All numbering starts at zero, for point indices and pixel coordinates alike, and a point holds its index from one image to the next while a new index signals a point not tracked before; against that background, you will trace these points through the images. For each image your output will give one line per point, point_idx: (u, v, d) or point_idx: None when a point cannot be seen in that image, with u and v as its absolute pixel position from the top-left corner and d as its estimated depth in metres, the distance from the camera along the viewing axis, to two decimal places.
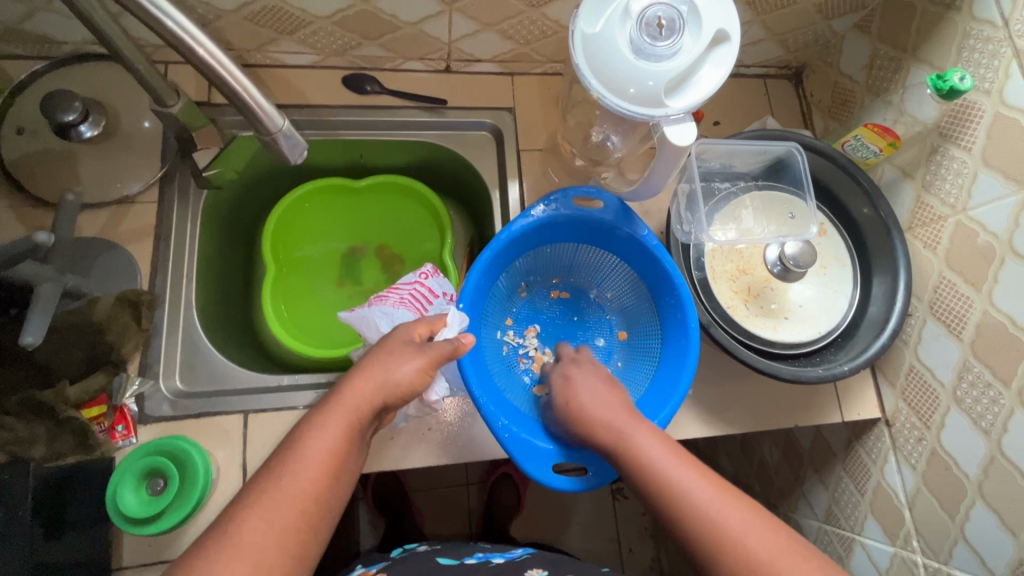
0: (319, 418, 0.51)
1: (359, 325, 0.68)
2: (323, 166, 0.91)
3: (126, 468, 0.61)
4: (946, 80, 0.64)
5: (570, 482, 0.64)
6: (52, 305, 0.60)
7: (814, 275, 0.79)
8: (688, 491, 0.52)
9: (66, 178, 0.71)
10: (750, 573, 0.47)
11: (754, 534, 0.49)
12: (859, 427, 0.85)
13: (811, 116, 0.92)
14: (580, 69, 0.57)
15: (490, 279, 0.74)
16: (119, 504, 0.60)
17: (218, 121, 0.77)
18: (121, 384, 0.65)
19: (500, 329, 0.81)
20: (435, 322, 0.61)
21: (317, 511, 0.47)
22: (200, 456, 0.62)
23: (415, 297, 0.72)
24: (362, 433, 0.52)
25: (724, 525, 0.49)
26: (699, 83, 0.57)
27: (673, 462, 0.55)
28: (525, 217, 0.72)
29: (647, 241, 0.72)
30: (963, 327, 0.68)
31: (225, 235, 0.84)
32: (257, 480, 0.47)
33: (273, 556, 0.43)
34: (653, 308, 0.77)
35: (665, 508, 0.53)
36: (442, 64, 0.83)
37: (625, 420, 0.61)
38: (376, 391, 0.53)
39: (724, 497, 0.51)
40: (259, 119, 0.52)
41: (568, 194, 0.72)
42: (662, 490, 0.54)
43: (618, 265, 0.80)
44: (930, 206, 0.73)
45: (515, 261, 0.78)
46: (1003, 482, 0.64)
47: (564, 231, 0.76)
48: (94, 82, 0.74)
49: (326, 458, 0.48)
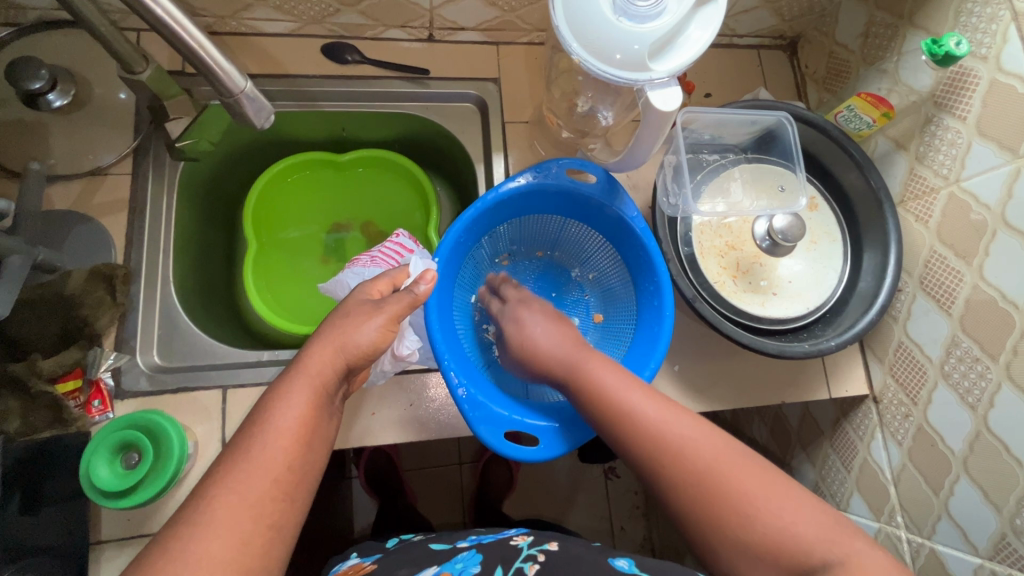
0: (283, 386, 0.50)
1: (333, 288, 0.70)
2: (304, 138, 0.89)
3: (116, 433, 0.59)
4: (941, 45, 0.62)
5: (520, 451, 0.64)
6: (20, 278, 0.58)
7: (803, 250, 0.77)
8: (640, 413, 0.55)
9: (37, 149, 0.69)
10: (713, 490, 0.49)
11: (716, 456, 0.51)
12: (846, 404, 0.85)
13: (805, 88, 0.90)
14: (562, 34, 0.55)
15: (470, 241, 0.73)
16: (94, 464, 0.58)
17: (194, 91, 0.75)
18: (95, 358, 0.64)
19: (475, 295, 0.80)
20: (395, 275, 0.61)
21: (292, 484, 0.46)
22: (177, 457, 0.60)
23: (386, 255, 0.72)
24: (329, 399, 0.51)
25: (672, 440, 0.52)
26: (686, 46, 0.55)
27: (628, 386, 0.57)
28: (513, 181, 0.70)
29: (631, 219, 0.71)
30: (953, 302, 0.67)
31: (203, 210, 0.82)
32: (227, 454, 0.46)
33: (247, 527, 0.42)
34: (633, 291, 0.76)
35: (618, 430, 0.55)
36: (424, 33, 0.80)
37: (577, 355, 0.63)
38: (337, 355, 0.52)
39: (672, 416, 0.54)
40: (221, 81, 0.51)
41: (559, 163, 0.70)
42: (615, 416, 0.56)
43: (603, 244, 0.78)
44: (923, 178, 0.71)
45: (499, 227, 0.77)
46: (988, 457, 0.63)
47: (551, 202, 0.75)
48: (62, 49, 0.72)
49: (295, 424, 0.47)
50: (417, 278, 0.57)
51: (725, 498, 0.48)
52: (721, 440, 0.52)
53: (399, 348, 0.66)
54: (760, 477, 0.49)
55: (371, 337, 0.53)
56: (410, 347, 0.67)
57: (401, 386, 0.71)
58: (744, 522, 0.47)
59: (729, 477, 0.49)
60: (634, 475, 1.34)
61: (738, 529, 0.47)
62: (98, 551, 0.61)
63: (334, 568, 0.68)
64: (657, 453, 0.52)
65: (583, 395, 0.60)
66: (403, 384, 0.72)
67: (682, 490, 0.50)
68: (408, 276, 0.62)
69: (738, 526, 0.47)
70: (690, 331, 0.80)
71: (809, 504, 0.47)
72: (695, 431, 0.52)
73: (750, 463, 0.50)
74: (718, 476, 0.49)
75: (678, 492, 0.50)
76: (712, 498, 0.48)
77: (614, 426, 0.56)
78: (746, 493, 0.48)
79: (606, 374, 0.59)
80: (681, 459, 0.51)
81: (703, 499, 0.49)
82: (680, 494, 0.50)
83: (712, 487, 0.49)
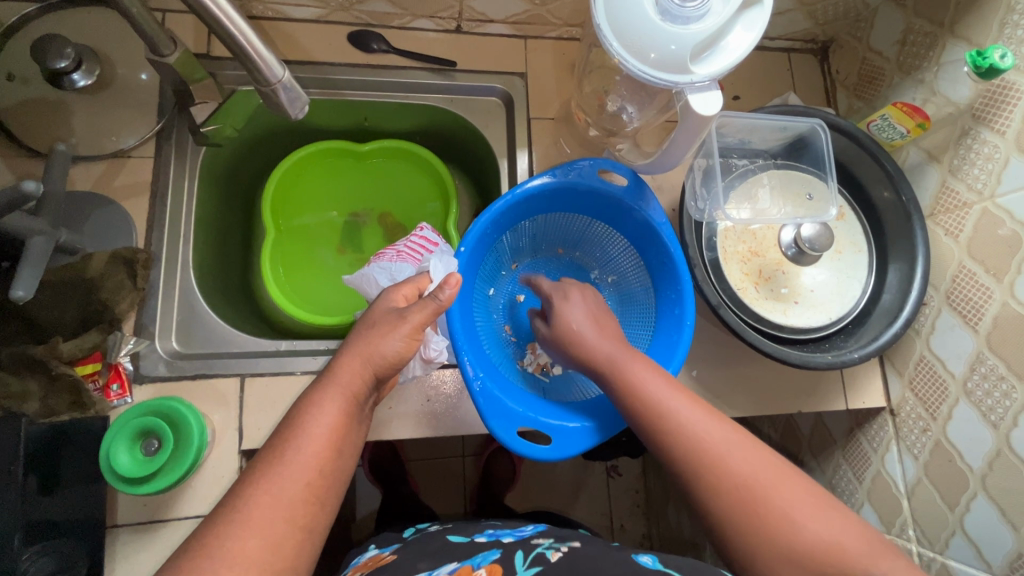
0: (315, 395, 0.50)
1: (360, 282, 0.70)
2: (326, 126, 0.88)
3: (149, 414, 0.60)
4: (986, 57, 0.61)
5: (533, 449, 0.63)
6: (43, 260, 0.58)
7: (828, 259, 0.76)
8: (680, 415, 0.55)
9: (59, 128, 0.68)
10: (747, 500, 0.49)
11: (753, 465, 0.51)
12: (862, 415, 0.84)
13: (834, 94, 0.88)
14: (601, 30, 0.53)
15: (494, 234, 0.72)
16: (121, 435, 0.59)
17: (218, 75, 0.74)
18: (115, 342, 0.64)
19: (494, 289, 0.80)
20: (420, 280, 0.60)
21: (323, 484, 0.46)
22: (187, 461, 0.59)
23: (411, 250, 0.71)
24: (359, 408, 0.52)
25: (723, 458, 0.51)
26: (726, 50, 0.54)
27: (675, 397, 0.56)
28: (544, 176, 0.69)
29: (659, 224, 0.70)
30: (980, 319, 0.66)
31: (222, 196, 0.81)
32: (261, 457, 0.47)
33: (282, 529, 0.43)
34: (652, 298, 0.75)
35: (656, 430, 0.55)
36: (452, 24, 0.79)
37: (621, 351, 0.62)
38: (367, 364, 0.52)
39: (713, 422, 0.54)
40: (259, 70, 0.51)
41: (594, 165, 0.70)
42: (665, 429, 0.55)
43: (626, 248, 0.77)
44: (956, 192, 0.70)
45: (522, 222, 0.76)
46: (1008, 476, 0.63)
47: (579, 202, 0.74)
48: (87, 28, 0.71)
49: (327, 432, 0.48)
50: (441, 284, 0.53)
51: (779, 520, 0.48)
52: (778, 464, 0.51)
53: (426, 352, 0.66)
54: (800, 491, 0.49)
55: (402, 343, 0.53)
56: (437, 350, 0.66)
57: (418, 381, 0.71)
58: (795, 540, 0.47)
59: (768, 484, 0.49)
60: (638, 475, 1.34)
61: (777, 530, 0.47)
62: (112, 534, 0.61)
63: (352, 561, 0.68)
64: (692, 452, 0.52)
65: (626, 400, 0.59)
66: (422, 379, 0.71)
67: (735, 508, 0.49)
68: (431, 282, 0.61)
69: (791, 547, 0.47)
70: (709, 336, 0.79)
71: (852, 523, 0.48)
72: (750, 450, 0.52)
73: (803, 489, 0.50)
74: (766, 490, 0.49)
75: (726, 509, 0.50)
76: (762, 516, 0.48)
77: (660, 434, 0.55)
78: (801, 514, 0.48)
79: (649, 378, 0.59)
80: (734, 481, 0.50)
81: (750, 518, 0.48)
82: (732, 513, 0.49)
83: (753, 493, 0.49)
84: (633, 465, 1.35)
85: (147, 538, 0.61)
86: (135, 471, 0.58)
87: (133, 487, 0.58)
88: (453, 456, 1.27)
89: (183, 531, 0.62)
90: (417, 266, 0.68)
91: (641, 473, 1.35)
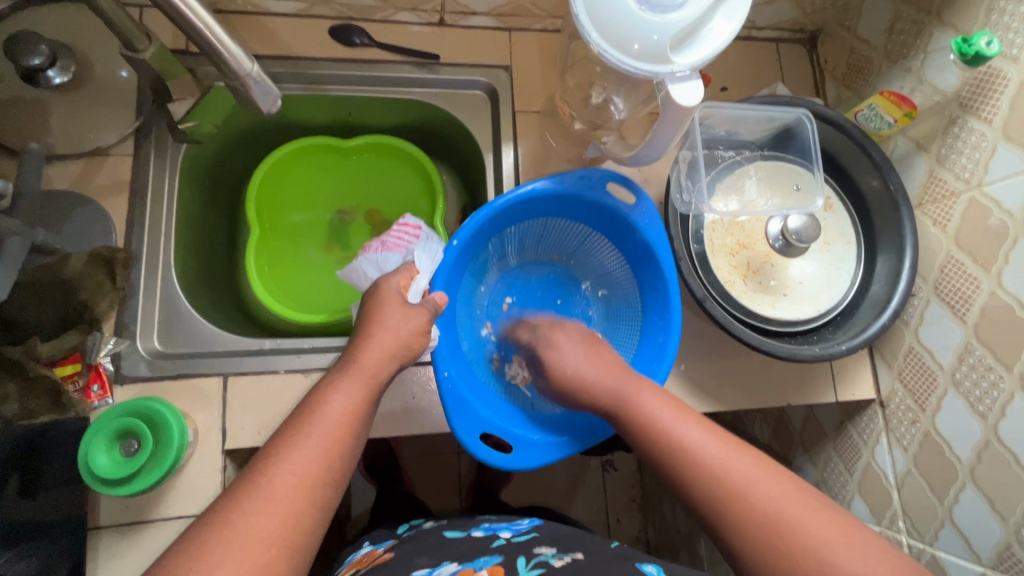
0: (336, 380, 0.50)
1: (351, 275, 0.69)
2: (307, 122, 0.87)
3: (128, 415, 0.59)
4: (972, 44, 0.60)
5: (493, 456, 0.62)
6: (19, 260, 0.57)
7: (817, 251, 0.76)
8: (698, 448, 0.52)
9: (36, 127, 0.67)
10: (771, 538, 0.45)
11: (779, 496, 0.47)
12: (852, 407, 0.84)
13: (823, 84, 0.88)
14: (580, 20, 0.53)
15: (488, 233, 0.72)
16: (100, 433, 0.58)
17: (197, 72, 0.73)
18: (95, 343, 0.63)
19: (483, 284, 0.79)
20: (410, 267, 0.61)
21: (339, 467, 0.46)
22: (158, 471, 0.58)
23: (396, 238, 0.69)
24: (379, 396, 0.52)
25: (745, 493, 0.48)
26: (707, 39, 0.53)
27: (686, 423, 0.54)
28: (546, 179, 0.69)
29: (658, 249, 0.69)
30: (968, 309, 0.66)
31: (204, 194, 0.80)
32: (279, 434, 0.47)
33: (300, 506, 0.42)
34: (639, 316, 0.75)
35: (673, 465, 0.52)
36: (435, 17, 0.78)
37: (626, 383, 0.60)
38: (393, 353, 0.53)
39: (732, 451, 0.51)
40: (227, 63, 0.50)
41: (603, 175, 0.69)
42: (682, 463, 0.52)
43: (619, 261, 0.76)
44: (944, 181, 0.69)
45: (519, 225, 0.75)
46: (996, 467, 0.63)
47: (578, 209, 0.73)
48: (63, 25, 0.70)
49: (345, 414, 0.48)
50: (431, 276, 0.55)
51: (811, 560, 0.43)
52: (801, 494, 0.48)
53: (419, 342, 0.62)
54: (835, 525, 0.45)
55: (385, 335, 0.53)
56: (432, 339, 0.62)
57: (403, 377, 0.71)
58: None
59: (794, 516, 0.46)
60: (633, 470, 1.34)
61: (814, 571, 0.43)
62: (94, 537, 0.60)
63: (346, 558, 0.68)
64: (711, 490, 0.49)
65: (639, 430, 0.56)
66: (407, 376, 0.71)
67: (762, 547, 0.45)
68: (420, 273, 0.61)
69: None
70: (700, 330, 0.78)
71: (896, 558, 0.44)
72: (773, 482, 0.48)
73: (832, 519, 0.46)
74: (792, 524, 0.45)
75: (753, 548, 0.46)
76: (792, 558, 0.44)
77: (674, 466, 0.52)
78: (833, 551, 0.43)
79: (660, 408, 0.57)
80: (762, 513, 0.46)
81: (780, 555, 0.44)
82: (759, 554, 0.45)
83: (773, 529, 0.45)
84: (629, 460, 1.34)
85: (132, 540, 0.60)
86: (109, 471, 0.57)
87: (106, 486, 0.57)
88: (448, 453, 1.27)
89: (166, 531, 0.61)
90: (404, 254, 0.66)
91: (637, 468, 1.34)
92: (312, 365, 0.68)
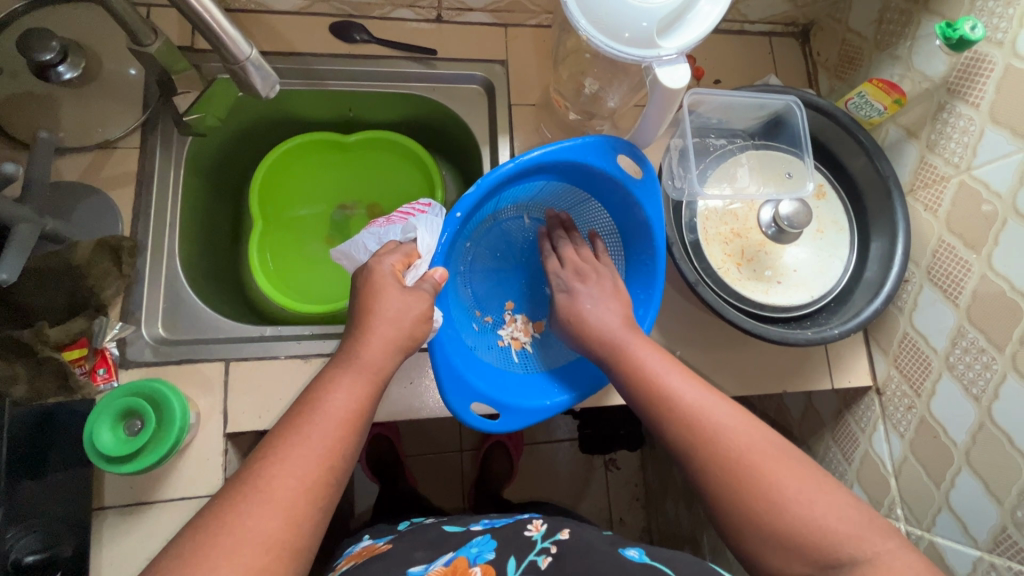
0: (337, 376, 0.51)
1: (350, 249, 0.67)
2: (311, 119, 0.89)
3: (134, 393, 0.61)
4: (956, 29, 0.61)
5: (486, 423, 0.64)
6: (28, 246, 0.59)
7: (809, 237, 0.76)
8: (684, 397, 0.54)
9: (47, 122, 0.70)
10: (736, 480, 0.48)
11: (754, 445, 0.49)
12: (849, 395, 0.84)
13: (816, 76, 0.89)
14: (569, 9, 0.54)
15: (487, 199, 0.68)
16: (107, 411, 0.60)
17: (202, 67, 0.75)
18: (101, 328, 0.65)
19: (469, 242, 0.75)
20: (410, 250, 0.59)
21: (342, 465, 0.47)
22: (158, 452, 0.60)
23: (402, 214, 0.66)
24: (382, 387, 0.53)
25: (723, 442, 0.50)
26: (693, 25, 0.55)
27: (673, 373, 0.56)
28: (552, 144, 0.65)
29: (654, 225, 0.67)
30: (960, 292, 0.67)
31: (208, 187, 0.82)
32: (278, 432, 0.47)
33: (300, 506, 0.43)
34: (621, 284, 0.75)
35: (657, 411, 0.55)
36: (432, 13, 0.80)
37: (625, 335, 0.61)
38: (394, 345, 0.53)
39: (715, 401, 0.53)
40: (227, 47, 0.53)
41: (608, 141, 0.66)
42: (663, 409, 0.54)
43: (609, 229, 0.75)
44: (934, 166, 0.70)
45: (516, 189, 0.72)
46: (990, 449, 0.63)
47: (579, 175, 0.70)
48: (73, 24, 0.72)
49: (348, 412, 0.49)
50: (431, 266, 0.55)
51: (771, 501, 0.47)
52: (777, 444, 0.50)
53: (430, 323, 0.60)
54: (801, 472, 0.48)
55: (390, 313, 0.54)
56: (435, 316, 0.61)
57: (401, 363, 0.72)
58: (784, 519, 0.46)
59: (763, 465, 0.48)
60: (635, 468, 1.34)
61: (767, 512, 0.46)
62: (99, 518, 0.61)
63: (346, 550, 0.69)
64: (690, 434, 0.52)
65: (629, 379, 0.58)
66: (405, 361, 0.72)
67: (738, 493, 0.48)
68: (420, 256, 0.60)
69: (779, 525, 0.46)
70: (695, 318, 0.79)
71: (849, 506, 0.46)
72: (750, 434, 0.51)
73: (801, 469, 0.48)
74: (760, 471, 0.48)
75: (722, 488, 0.49)
76: (754, 498, 0.47)
77: (658, 412, 0.55)
78: (794, 495, 0.46)
79: (653, 359, 0.58)
80: (735, 458, 0.49)
81: (744, 495, 0.48)
82: (722, 493, 0.49)
83: (742, 472, 0.48)
84: (631, 458, 1.34)
85: (133, 520, 0.62)
86: (113, 450, 0.58)
87: (110, 463, 0.59)
88: (451, 450, 1.27)
89: (167, 512, 0.63)
90: (404, 227, 0.63)
91: (639, 465, 1.34)
92: (311, 350, 0.70)
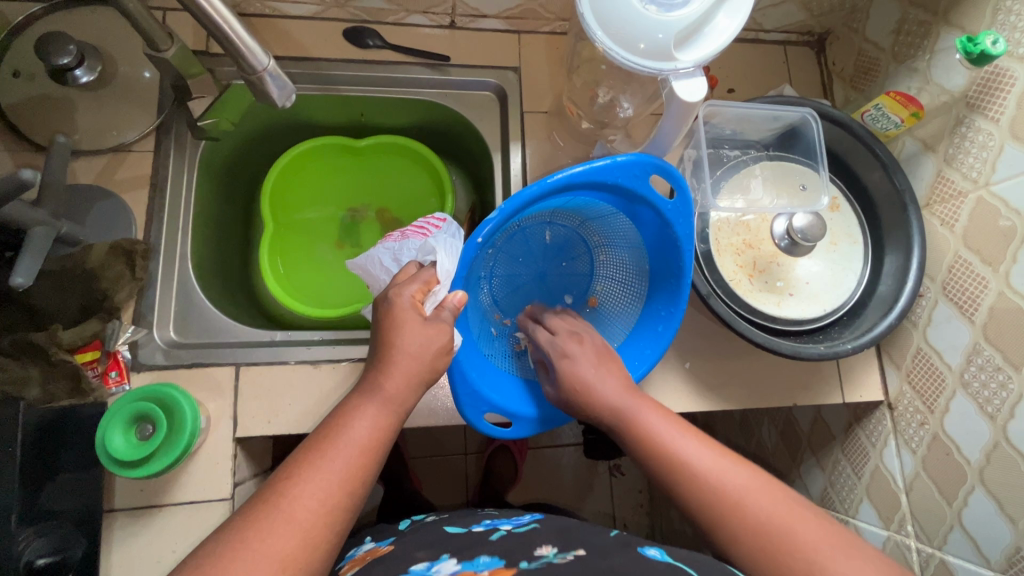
0: (360, 403, 0.51)
1: (365, 265, 0.65)
2: (323, 122, 0.90)
3: (147, 397, 0.61)
4: (977, 43, 0.60)
5: (498, 431, 0.64)
6: (44, 249, 0.60)
7: (823, 250, 0.76)
8: (697, 464, 0.53)
9: (63, 124, 0.70)
10: (765, 547, 0.47)
11: (772, 506, 0.49)
12: (860, 409, 0.83)
13: (831, 86, 0.88)
14: (585, 20, 0.54)
15: (512, 219, 0.64)
16: (120, 415, 0.60)
17: (216, 72, 0.76)
18: (113, 331, 0.65)
19: (491, 249, 0.71)
20: (429, 277, 0.56)
21: (360, 490, 0.47)
22: (169, 456, 0.60)
23: (418, 228, 0.65)
24: (403, 418, 0.53)
25: (743, 507, 0.49)
26: (709, 38, 0.54)
27: (682, 437, 0.55)
28: (581, 165, 0.60)
29: (683, 246, 0.65)
30: (976, 309, 0.66)
31: (220, 189, 0.83)
32: (298, 457, 0.47)
33: (319, 532, 0.43)
34: (642, 298, 0.73)
35: (675, 484, 0.53)
36: (446, 19, 0.80)
37: (630, 401, 0.60)
38: (415, 376, 0.52)
39: (728, 466, 0.52)
40: (245, 58, 0.54)
41: (643, 162, 0.61)
42: (678, 481, 0.53)
43: (634, 241, 0.72)
44: (951, 181, 0.69)
45: (541, 205, 0.68)
46: (1005, 469, 0.62)
47: (609, 192, 0.65)
48: (90, 27, 0.73)
49: (367, 440, 0.49)
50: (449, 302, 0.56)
51: (803, 566, 0.45)
52: (794, 503, 0.49)
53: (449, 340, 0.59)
54: (828, 532, 0.47)
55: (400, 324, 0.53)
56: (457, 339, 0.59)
57: None
58: None
59: (789, 528, 0.47)
60: (641, 474, 1.33)
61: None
62: (109, 518, 0.62)
63: (345, 551, 0.66)
64: (711, 505, 0.50)
65: (638, 450, 0.57)
66: None
67: (759, 558, 0.47)
68: (441, 281, 0.57)
69: None
70: (705, 329, 0.78)
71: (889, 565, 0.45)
72: (763, 493, 0.50)
73: (828, 529, 0.47)
74: (788, 538, 0.47)
75: (751, 557, 0.48)
76: (788, 562, 0.46)
77: (676, 489, 0.53)
78: (824, 555, 0.45)
79: (661, 425, 0.57)
80: (758, 524, 0.48)
81: (772, 557, 0.46)
82: (753, 559, 0.47)
83: (770, 538, 0.47)
84: (637, 465, 1.34)
85: (144, 522, 0.63)
86: (127, 455, 0.59)
87: (125, 467, 0.59)
88: (456, 453, 1.27)
89: (176, 515, 0.63)
90: (422, 240, 0.62)
91: (645, 472, 1.34)
92: (321, 357, 0.70)
